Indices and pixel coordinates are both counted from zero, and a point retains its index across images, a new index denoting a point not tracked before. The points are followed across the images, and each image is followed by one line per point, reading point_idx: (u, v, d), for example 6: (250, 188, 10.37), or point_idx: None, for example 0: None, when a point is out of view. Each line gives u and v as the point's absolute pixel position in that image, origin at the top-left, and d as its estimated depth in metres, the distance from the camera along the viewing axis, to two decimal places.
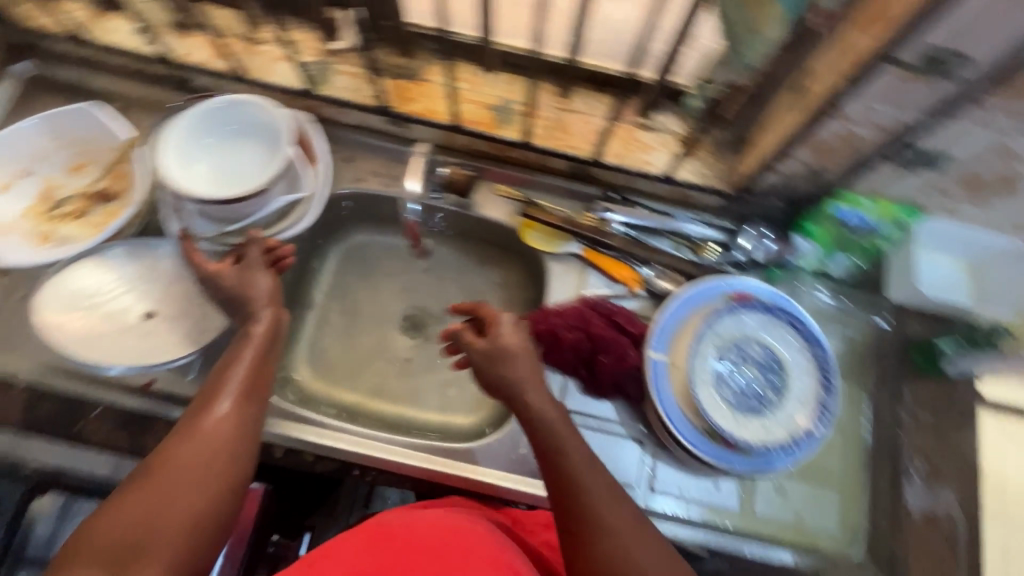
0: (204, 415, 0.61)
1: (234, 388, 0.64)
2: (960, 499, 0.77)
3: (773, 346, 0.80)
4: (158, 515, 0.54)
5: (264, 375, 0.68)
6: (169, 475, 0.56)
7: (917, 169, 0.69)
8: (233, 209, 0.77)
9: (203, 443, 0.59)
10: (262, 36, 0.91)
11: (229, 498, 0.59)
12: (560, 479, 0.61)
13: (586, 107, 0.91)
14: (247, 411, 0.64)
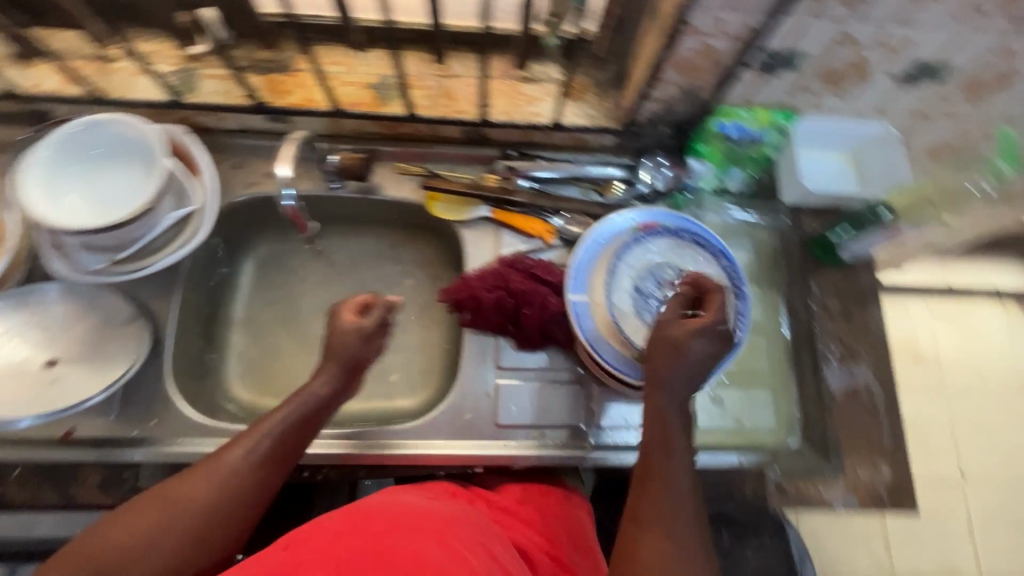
0: (233, 451, 0.57)
1: (275, 435, 0.59)
2: (872, 372, 0.81)
3: (686, 265, 0.80)
4: (147, 551, 0.51)
5: (312, 427, 0.63)
6: (173, 515, 0.52)
7: (778, 72, 0.72)
8: (119, 236, 0.70)
9: (218, 482, 0.55)
10: (113, 53, 0.81)
11: (218, 555, 0.55)
12: (650, 467, 0.60)
13: (464, 69, 0.84)
14: (275, 463, 0.59)
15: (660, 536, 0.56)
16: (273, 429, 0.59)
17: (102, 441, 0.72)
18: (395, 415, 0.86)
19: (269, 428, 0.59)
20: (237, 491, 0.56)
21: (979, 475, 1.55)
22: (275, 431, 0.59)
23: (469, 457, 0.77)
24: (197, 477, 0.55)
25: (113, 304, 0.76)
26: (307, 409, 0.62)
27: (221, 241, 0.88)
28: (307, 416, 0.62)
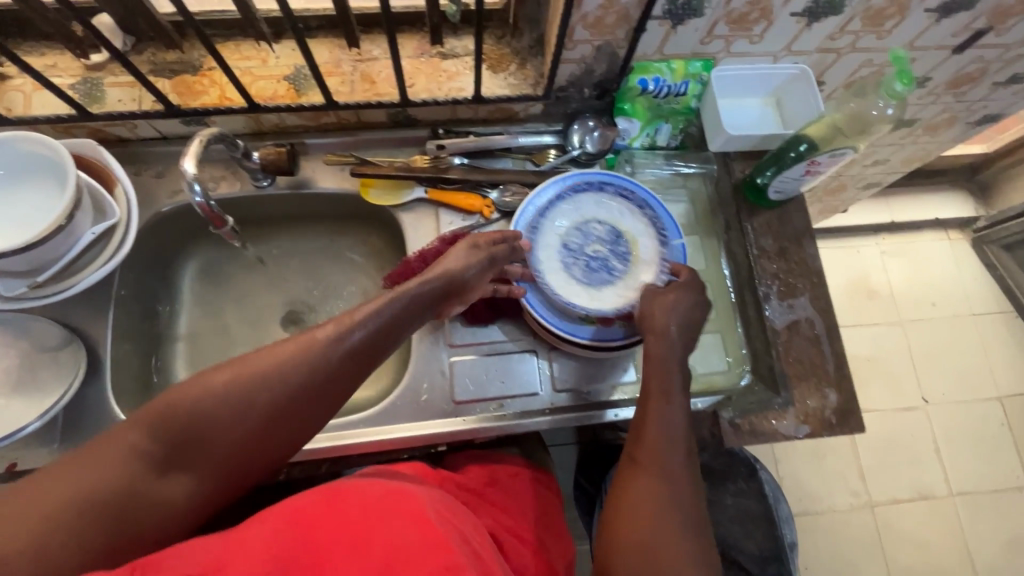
0: (321, 342, 0.55)
1: (373, 324, 0.58)
2: (811, 305, 0.83)
3: (613, 219, 0.81)
4: (222, 424, 0.52)
5: (393, 333, 0.60)
6: (247, 397, 0.53)
7: (685, 21, 0.73)
8: (36, 256, 0.67)
9: (302, 371, 0.54)
10: (9, 70, 0.77)
11: (293, 438, 0.56)
12: (647, 409, 0.64)
13: (381, 51, 0.83)
14: (361, 360, 0.57)
15: (657, 483, 0.58)
16: (368, 325, 0.58)
17: None
18: (356, 407, 0.86)
19: (368, 318, 0.58)
20: (314, 384, 0.55)
21: (938, 397, 1.62)
22: (372, 325, 0.58)
23: (432, 437, 0.77)
24: (289, 356, 0.54)
25: (42, 329, 0.73)
26: (409, 305, 0.61)
27: (153, 254, 0.86)
28: (401, 319, 0.60)
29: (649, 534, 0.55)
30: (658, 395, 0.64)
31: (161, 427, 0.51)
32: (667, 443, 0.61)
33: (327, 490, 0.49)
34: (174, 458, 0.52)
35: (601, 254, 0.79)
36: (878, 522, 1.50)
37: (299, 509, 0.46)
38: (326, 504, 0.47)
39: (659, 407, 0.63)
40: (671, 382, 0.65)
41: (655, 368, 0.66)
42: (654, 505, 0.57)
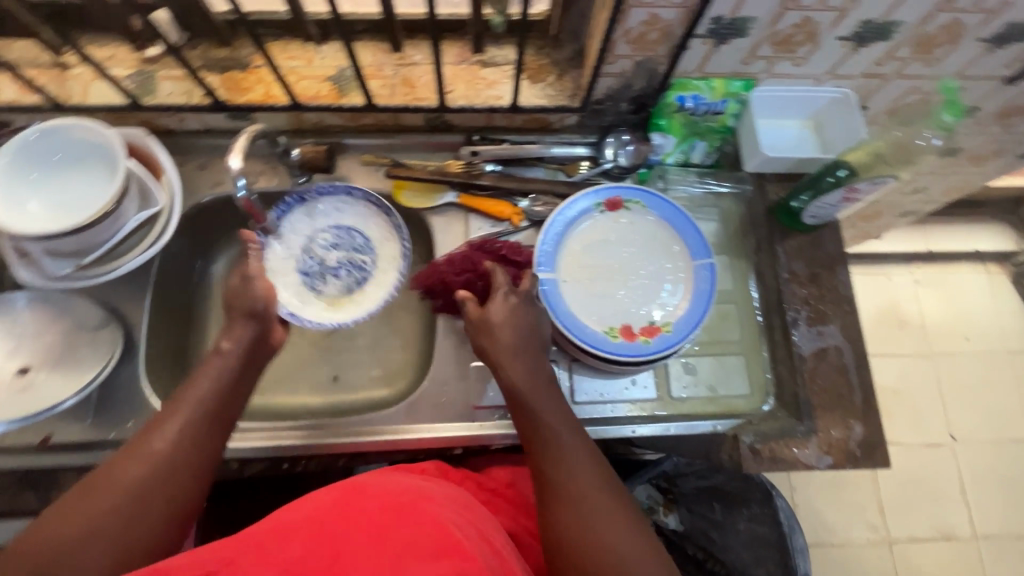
0: (154, 436, 0.57)
1: (199, 405, 0.60)
2: (841, 333, 0.81)
3: (290, 231, 0.84)
4: (93, 528, 0.50)
5: (235, 394, 0.63)
6: (112, 493, 0.52)
7: (729, 40, 0.73)
8: (85, 239, 0.70)
9: (154, 460, 0.55)
10: (70, 59, 0.80)
11: (177, 516, 0.55)
12: (529, 432, 0.63)
13: (423, 57, 0.84)
14: (207, 437, 0.59)
15: (596, 513, 0.56)
16: (190, 405, 0.59)
17: (80, 444, 0.73)
18: (375, 404, 0.88)
19: (190, 398, 0.60)
20: (178, 455, 0.56)
21: (966, 435, 1.56)
22: (200, 399, 0.60)
23: (451, 439, 0.78)
24: (126, 463, 0.55)
25: (83, 309, 0.76)
26: (229, 373, 0.63)
27: (190, 243, 0.88)
28: (234, 380, 0.63)
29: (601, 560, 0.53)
30: (549, 435, 0.62)
31: (18, 565, 0.47)
32: (580, 476, 0.59)
33: (344, 489, 0.52)
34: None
35: (313, 259, 0.84)
36: (896, 560, 1.45)
37: (314, 508, 0.49)
38: (342, 503, 0.49)
39: (559, 449, 0.61)
40: (553, 418, 0.63)
41: (529, 414, 0.64)
42: (599, 532, 0.55)
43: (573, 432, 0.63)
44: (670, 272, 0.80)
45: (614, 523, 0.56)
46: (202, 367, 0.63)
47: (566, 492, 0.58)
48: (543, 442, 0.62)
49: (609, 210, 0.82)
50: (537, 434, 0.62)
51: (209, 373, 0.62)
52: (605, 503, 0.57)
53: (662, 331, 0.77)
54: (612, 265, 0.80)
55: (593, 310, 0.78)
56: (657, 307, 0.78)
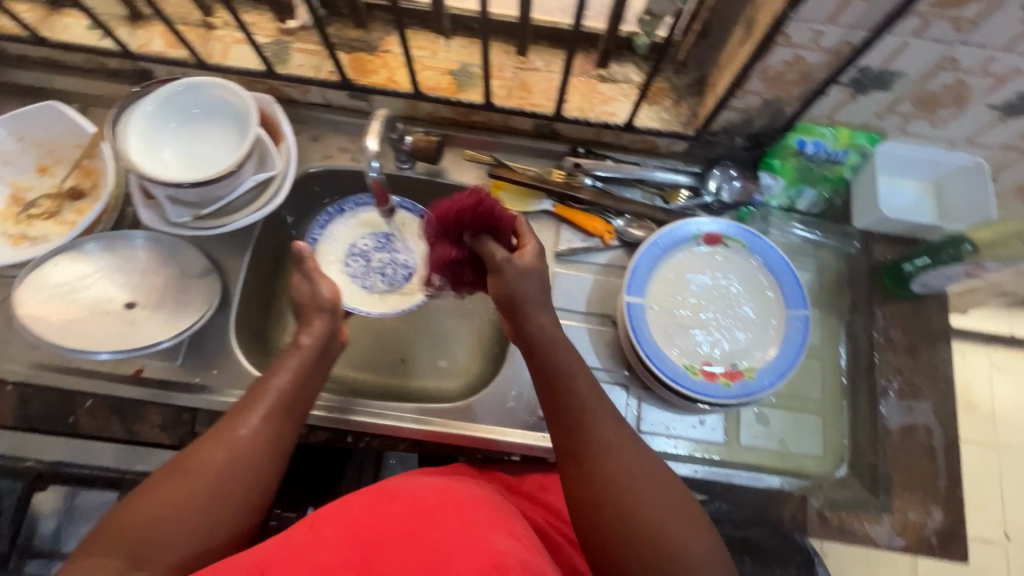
0: (238, 422, 0.57)
1: (279, 394, 0.60)
2: (932, 412, 0.78)
3: (338, 233, 0.88)
4: (179, 511, 0.51)
5: (312, 384, 0.64)
6: (198, 479, 0.53)
7: (869, 91, 0.70)
8: (207, 192, 0.74)
9: (236, 447, 0.56)
10: (217, 21, 0.85)
11: (256, 503, 0.56)
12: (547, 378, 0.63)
13: (545, 64, 0.85)
14: (284, 425, 0.60)
15: (628, 458, 0.58)
16: (271, 395, 0.60)
17: (168, 384, 0.76)
18: (439, 396, 0.89)
19: (274, 386, 0.61)
20: (259, 442, 0.57)
21: None
22: (281, 388, 0.61)
23: (512, 445, 0.78)
24: (209, 448, 0.55)
25: (189, 257, 0.80)
26: (306, 368, 0.63)
27: (290, 210, 0.91)
28: (310, 373, 0.64)
29: (639, 506, 0.55)
30: (571, 384, 0.62)
31: (112, 543, 0.48)
32: (609, 426, 0.60)
33: (373, 496, 0.56)
34: (138, 560, 0.48)
35: (361, 262, 0.87)
36: None
37: (344, 516, 0.53)
38: (372, 508, 0.54)
39: (583, 400, 0.61)
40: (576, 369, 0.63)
41: (550, 366, 0.63)
42: (633, 476, 0.57)
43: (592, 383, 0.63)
44: (761, 316, 0.78)
45: (646, 473, 0.57)
46: (284, 356, 0.64)
47: (597, 441, 0.58)
48: (567, 393, 0.61)
49: (707, 243, 0.80)
50: (558, 385, 0.62)
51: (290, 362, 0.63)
52: (634, 454, 0.58)
53: (744, 377, 0.74)
54: (700, 299, 0.78)
55: (676, 343, 0.76)
56: (743, 352, 0.76)
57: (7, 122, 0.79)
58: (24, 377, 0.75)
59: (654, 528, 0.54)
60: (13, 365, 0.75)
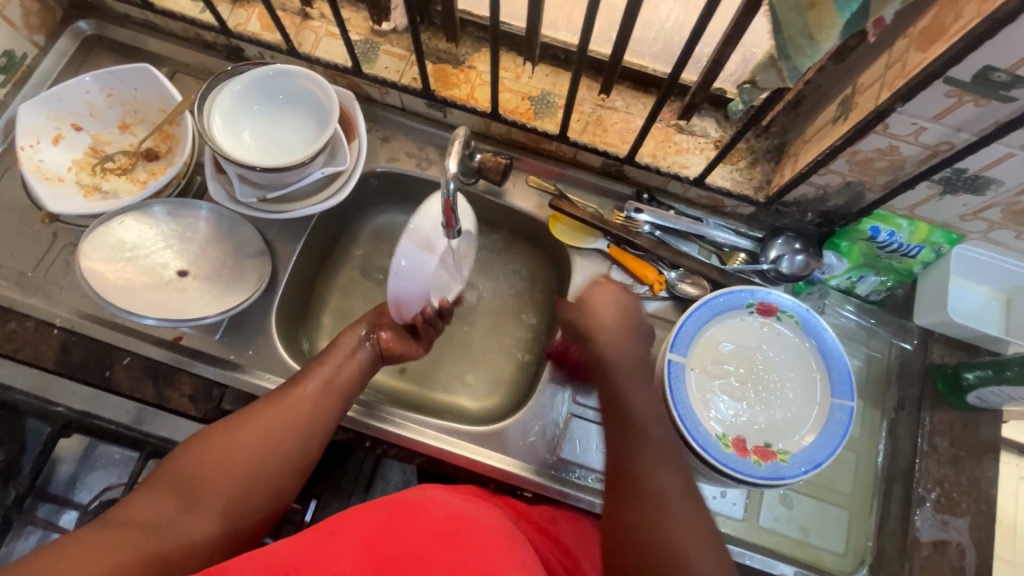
0: (289, 392, 0.64)
1: (325, 374, 0.67)
2: (968, 532, 0.75)
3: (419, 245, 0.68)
4: (225, 464, 0.58)
5: (356, 370, 0.69)
6: (248, 437, 0.60)
7: (958, 194, 0.67)
8: (275, 178, 0.74)
9: (283, 414, 0.62)
10: (313, 11, 0.87)
11: (293, 471, 0.61)
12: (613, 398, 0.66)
13: (625, 105, 0.84)
14: (327, 399, 0.66)
15: (675, 523, 0.56)
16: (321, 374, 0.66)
17: (205, 356, 0.77)
18: (460, 414, 0.88)
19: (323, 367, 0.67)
20: (300, 412, 0.63)
21: None
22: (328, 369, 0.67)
23: (526, 480, 0.77)
24: (263, 414, 0.62)
25: (245, 236, 0.81)
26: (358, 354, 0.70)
27: (348, 205, 0.92)
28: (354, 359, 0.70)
29: (666, 520, 0.56)
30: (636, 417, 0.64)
31: (170, 483, 0.56)
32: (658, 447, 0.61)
33: (386, 508, 0.54)
34: (189, 501, 0.55)
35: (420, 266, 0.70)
36: None
37: (363, 524, 0.52)
38: (388, 520, 0.52)
39: (652, 446, 0.62)
40: (625, 375, 0.67)
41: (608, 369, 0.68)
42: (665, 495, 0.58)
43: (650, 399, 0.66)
44: (802, 399, 0.75)
45: (677, 514, 0.57)
46: (324, 353, 0.69)
47: (648, 491, 0.58)
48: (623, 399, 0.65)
49: (759, 313, 0.78)
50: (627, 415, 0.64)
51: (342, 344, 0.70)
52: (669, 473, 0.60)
53: (777, 458, 0.71)
54: (740, 366, 0.77)
55: (710, 406, 0.74)
56: (778, 431, 0.73)
57: (101, 77, 0.81)
58: (70, 323, 0.77)
59: (662, 549, 0.54)
60: (62, 310, 0.77)
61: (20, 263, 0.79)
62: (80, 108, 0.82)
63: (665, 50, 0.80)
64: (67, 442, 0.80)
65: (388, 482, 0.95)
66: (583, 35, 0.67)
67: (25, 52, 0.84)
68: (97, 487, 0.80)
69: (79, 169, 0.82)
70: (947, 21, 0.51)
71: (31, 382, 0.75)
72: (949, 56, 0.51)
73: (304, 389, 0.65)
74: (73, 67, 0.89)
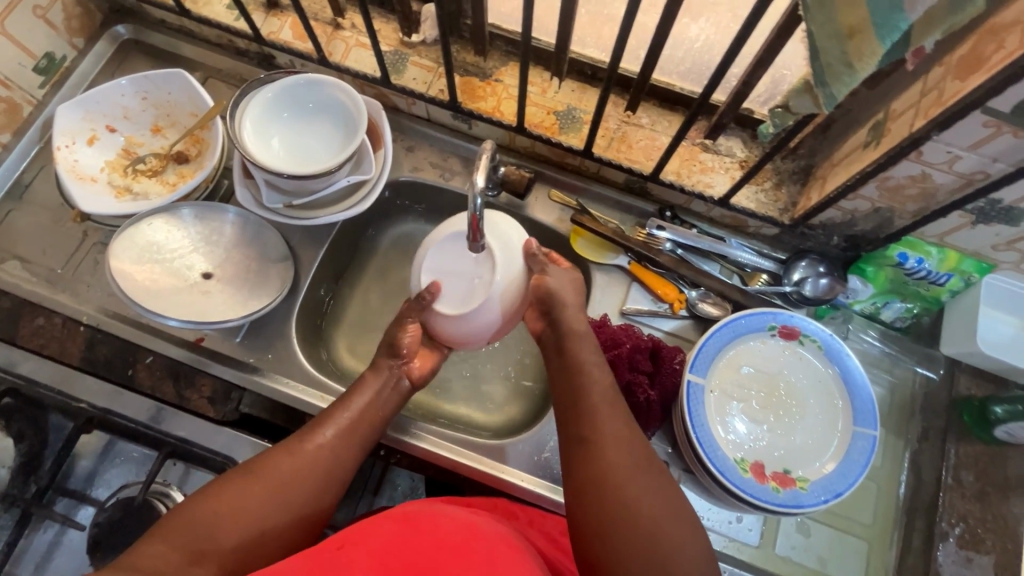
0: (309, 439, 0.62)
1: (346, 420, 0.65)
2: (992, 569, 0.73)
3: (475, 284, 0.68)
4: (240, 517, 0.55)
5: (379, 419, 0.68)
6: (265, 487, 0.58)
7: (992, 223, 0.66)
8: (302, 185, 0.75)
9: (301, 465, 0.60)
10: (345, 22, 0.88)
11: (305, 526, 0.59)
12: (577, 398, 0.65)
13: (651, 123, 0.84)
14: (348, 448, 0.64)
15: (662, 521, 0.55)
16: (342, 422, 0.65)
17: (225, 359, 0.78)
18: (474, 425, 0.88)
19: (344, 415, 0.65)
20: (320, 463, 0.61)
21: None
22: (351, 416, 0.65)
23: (538, 496, 0.76)
24: (281, 464, 0.59)
25: (270, 241, 0.82)
26: (385, 398, 0.69)
27: (371, 213, 0.93)
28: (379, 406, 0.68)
29: (655, 542, 0.54)
30: (592, 413, 0.63)
31: (178, 534, 0.53)
32: (627, 456, 0.59)
33: (396, 522, 0.54)
34: (198, 555, 0.52)
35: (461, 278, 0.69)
36: None
37: (371, 539, 0.52)
38: (400, 536, 0.52)
39: (616, 442, 0.60)
40: (594, 395, 0.64)
41: (579, 381, 0.66)
42: (649, 510, 0.55)
43: (624, 422, 0.63)
44: (824, 425, 0.74)
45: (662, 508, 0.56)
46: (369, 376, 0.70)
47: (629, 489, 0.57)
48: (591, 424, 0.62)
49: (782, 336, 0.77)
50: (586, 419, 0.63)
51: (367, 390, 0.68)
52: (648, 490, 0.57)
53: (796, 486, 0.70)
54: (761, 391, 0.75)
55: (728, 430, 0.73)
56: (798, 458, 0.72)
57: (137, 81, 0.83)
58: (96, 321, 0.78)
59: (655, 546, 0.54)
60: (90, 308, 0.79)
61: (50, 260, 0.81)
62: (115, 110, 0.84)
63: (693, 69, 0.80)
64: (88, 438, 0.79)
65: (397, 489, 0.90)
66: (614, 53, 0.68)
67: (65, 54, 0.87)
68: (115, 484, 0.79)
69: (111, 170, 0.83)
70: (988, 51, 0.51)
71: (56, 377, 0.76)
72: (988, 86, 0.50)
73: (324, 436, 0.63)
74: (109, 70, 0.92)
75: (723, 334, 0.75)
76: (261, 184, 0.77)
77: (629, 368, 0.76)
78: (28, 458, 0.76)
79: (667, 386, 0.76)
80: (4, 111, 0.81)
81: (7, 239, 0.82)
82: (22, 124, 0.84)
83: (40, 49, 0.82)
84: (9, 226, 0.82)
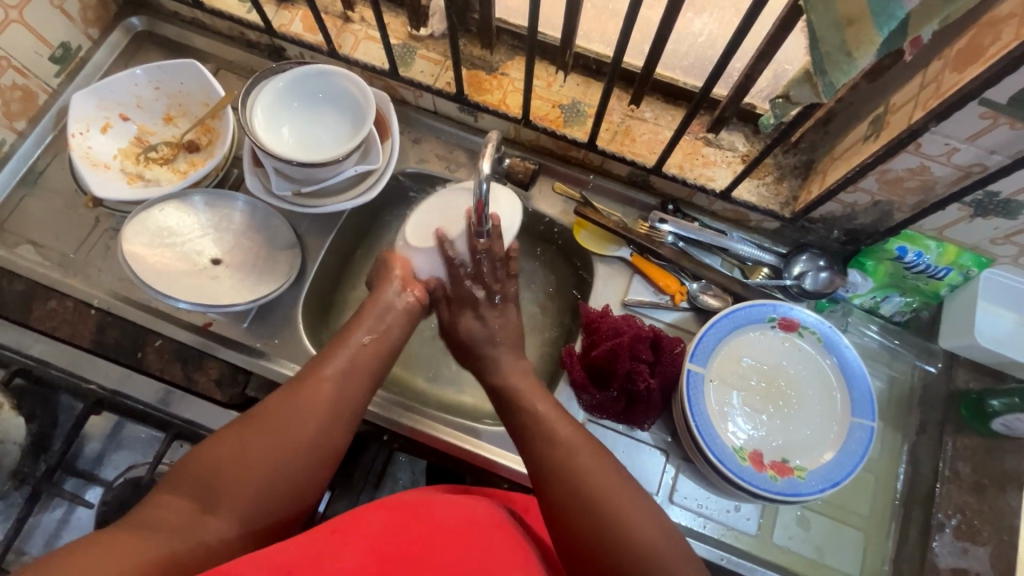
0: (306, 380, 0.63)
1: (340, 360, 0.66)
2: (988, 561, 0.74)
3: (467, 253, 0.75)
4: (245, 460, 0.56)
5: (374, 359, 0.68)
6: (266, 428, 0.59)
7: (989, 217, 0.67)
8: (310, 173, 0.76)
9: (300, 404, 0.61)
10: (355, 15, 0.90)
11: (316, 462, 0.59)
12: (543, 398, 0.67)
13: (654, 117, 0.85)
14: (346, 384, 0.64)
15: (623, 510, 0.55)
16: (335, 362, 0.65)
17: (233, 343, 0.80)
18: (476, 412, 0.89)
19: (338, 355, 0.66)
20: (320, 399, 0.62)
21: None
22: (345, 355, 0.66)
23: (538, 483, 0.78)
24: (279, 407, 0.60)
25: (278, 228, 0.83)
26: (378, 342, 0.70)
27: (377, 203, 0.95)
28: (374, 346, 0.69)
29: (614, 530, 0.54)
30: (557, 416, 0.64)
31: (185, 485, 0.54)
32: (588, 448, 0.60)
33: (391, 511, 0.54)
34: (208, 503, 0.54)
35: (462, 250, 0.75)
36: None
37: (367, 525, 0.52)
38: (394, 525, 0.52)
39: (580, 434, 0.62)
40: None
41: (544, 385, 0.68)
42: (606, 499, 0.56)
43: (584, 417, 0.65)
44: (823, 415, 0.75)
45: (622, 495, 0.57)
46: (361, 316, 0.71)
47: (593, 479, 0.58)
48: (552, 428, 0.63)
49: (781, 328, 0.77)
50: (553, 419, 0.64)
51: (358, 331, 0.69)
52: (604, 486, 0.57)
53: (794, 474, 0.71)
54: (760, 380, 0.76)
55: (728, 419, 0.74)
56: (797, 447, 0.73)
57: (151, 71, 0.85)
58: (106, 304, 0.80)
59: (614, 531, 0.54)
60: (101, 292, 0.80)
61: (63, 245, 0.83)
62: (128, 99, 0.86)
63: (697, 64, 0.81)
64: (96, 420, 0.82)
65: (398, 482, 0.96)
66: (618, 47, 0.69)
67: (80, 44, 0.88)
68: (122, 465, 0.81)
69: (123, 157, 0.85)
70: (985, 43, 0.52)
71: (66, 359, 0.77)
72: (986, 77, 0.51)
73: (320, 377, 0.64)
74: (123, 61, 0.93)
75: (719, 327, 0.76)
76: (270, 173, 0.78)
77: (630, 358, 0.76)
78: (38, 438, 0.77)
79: (666, 375, 0.77)
80: (21, 98, 0.83)
81: (21, 225, 0.83)
82: (37, 112, 0.86)
83: (56, 39, 0.84)
84: (23, 211, 0.84)
